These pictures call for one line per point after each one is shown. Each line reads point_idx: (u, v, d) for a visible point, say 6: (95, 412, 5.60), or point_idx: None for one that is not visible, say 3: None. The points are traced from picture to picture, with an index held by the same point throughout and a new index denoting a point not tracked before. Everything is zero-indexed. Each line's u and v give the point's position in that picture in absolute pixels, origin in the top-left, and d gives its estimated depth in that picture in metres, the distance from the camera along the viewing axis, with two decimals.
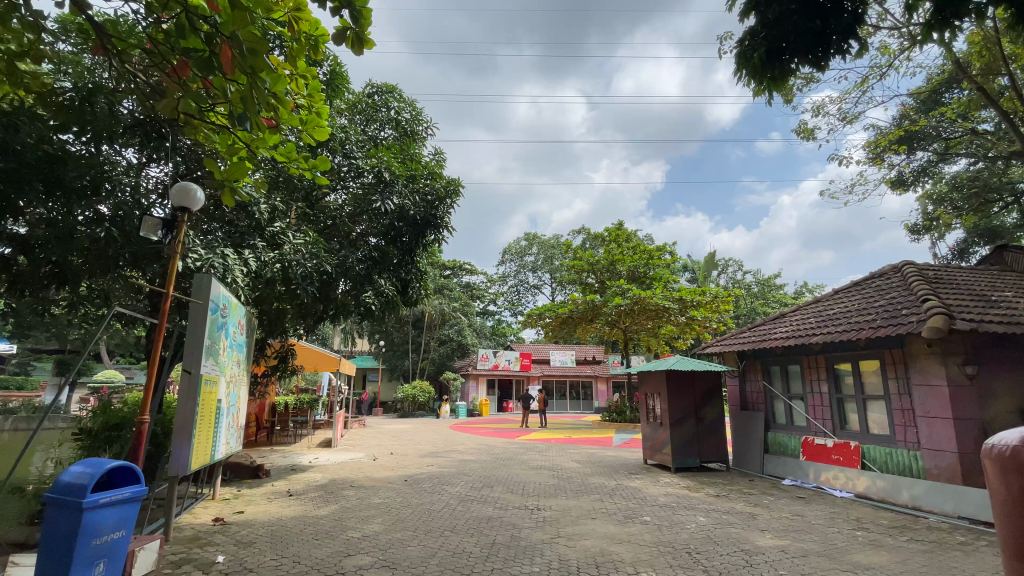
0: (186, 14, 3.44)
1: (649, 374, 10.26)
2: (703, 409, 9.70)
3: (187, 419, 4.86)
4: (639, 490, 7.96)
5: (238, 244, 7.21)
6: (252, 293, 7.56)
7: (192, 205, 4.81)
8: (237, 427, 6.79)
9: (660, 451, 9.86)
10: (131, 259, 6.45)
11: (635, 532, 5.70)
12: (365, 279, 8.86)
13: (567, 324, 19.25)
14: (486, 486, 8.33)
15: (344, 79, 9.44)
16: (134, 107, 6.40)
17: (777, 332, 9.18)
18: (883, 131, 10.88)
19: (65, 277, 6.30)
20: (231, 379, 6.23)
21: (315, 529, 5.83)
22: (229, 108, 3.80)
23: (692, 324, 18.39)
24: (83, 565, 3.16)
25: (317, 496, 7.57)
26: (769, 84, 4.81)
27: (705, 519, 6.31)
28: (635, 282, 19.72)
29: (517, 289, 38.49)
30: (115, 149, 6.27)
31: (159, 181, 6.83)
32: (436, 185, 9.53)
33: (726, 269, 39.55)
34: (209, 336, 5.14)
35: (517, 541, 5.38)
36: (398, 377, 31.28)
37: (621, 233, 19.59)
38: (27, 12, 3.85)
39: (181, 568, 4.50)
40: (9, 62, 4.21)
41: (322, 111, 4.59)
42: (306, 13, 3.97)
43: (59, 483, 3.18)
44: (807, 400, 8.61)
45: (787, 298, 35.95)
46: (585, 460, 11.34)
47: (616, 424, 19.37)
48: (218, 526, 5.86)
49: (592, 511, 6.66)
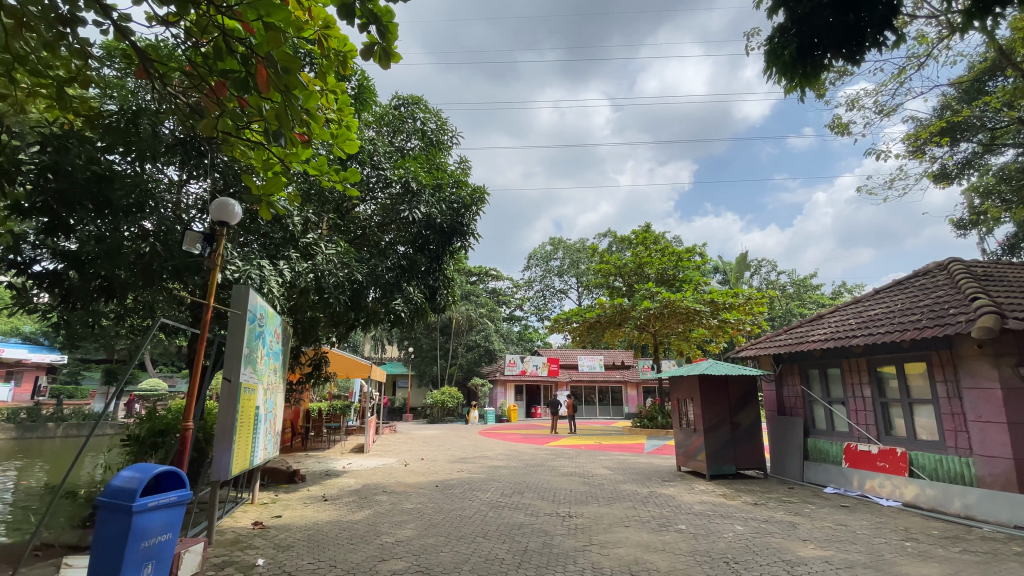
0: (223, 36, 3.61)
1: (681, 380, 10.10)
2: (738, 414, 9.44)
3: (228, 425, 5.03)
4: (674, 498, 7.79)
5: (273, 255, 7.38)
6: (287, 302, 7.83)
7: (230, 219, 4.99)
8: (274, 433, 7.00)
9: (694, 457, 9.65)
10: (174, 272, 6.71)
11: (670, 541, 5.58)
12: (394, 286, 9.05)
13: (595, 329, 19.10)
14: (517, 492, 8.32)
15: (371, 92, 9.68)
16: (176, 127, 6.65)
17: (815, 334, 8.89)
18: (922, 123, 10.45)
19: (113, 290, 6.60)
20: (268, 386, 6.42)
21: (350, 533, 5.94)
22: (264, 125, 3.94)
23: (725, 326, 18.02)
24: (134, 566, 3.30)
25: (351, 501, 7.70)
26: (801, 80, 4.72)
27: (743, 528, 6.14)
28: (664, 285, 19.42)
29: (543, 294, 38.41)
30: (157, 168, 6.63)
31: (198, 197, 7.14)
32: (461, 194, 9.70)
33: (758, 270, 38.71)
34: (247, 345, 5.31)
35: (550, 548, 5.35)
36: (426, 383, 31.66)
37: (649, 235, 19.35)
38: (75, 41, 4.08)
39: (223, 571, 4.65)
40: (59, 88, 4.46)
41: (352, 124, 4.69)
42: (335, 29, 4.12)
43: (111, 488, 3.33)
44: (849, 404, 8.29)
45: (823, 298, 34.76)
46: (616, 466, 11.19)
47: (647, 430, 19.05)
48: (258, 530, 6.05)
49: (626, 519, 6.56)
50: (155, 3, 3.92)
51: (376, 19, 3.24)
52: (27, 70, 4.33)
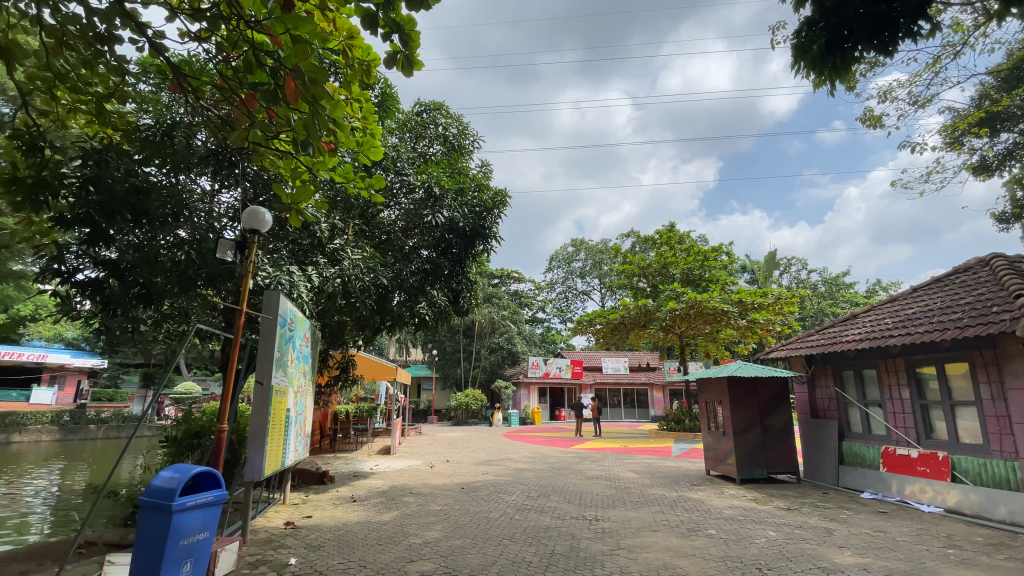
0: (253, 50, 3.72)
1: (710, 382, 9.92)
2: (769, 417, 9.20)
3: (260, 427, 5.16)
4: (703, 502, 7.65)
5: (302, 261, 7.55)
6: (315, 306, 7.99)
7: (261, 227, 5.13)
8: (304, 435, 7.16)
9: (724, 461, 9.45)
10: (208, 278, 6.91)
11: (699, 546, 5.49)
12: (418, 290, 9.21)
13: (619, 331, 18.91)
14: (542, 495, 8.30)
15: (394, 99, 9.81)
16: (208, 138, 6.89)
17: (849, 334, 8.62)
18: (959, 114, 10.02)
19: (151, 296, 6.86)
20: (299, 389, 6.58)
21: (379, 533, 6.03)
22: (293, 134, 4.03)
23: (753, 327, 17.64)
24: (173, 565, 3.41)
25: (379, 502, 7.82)
26: (831, 74, 4.60)
27: (776, 533, 5.99)
28: (689, 285, 19.17)
29: (565, 296, 38.24)
30: (191, 178, 6.84)
31: (230, 206, 7.34)
32: (483, 197, 9.79)
33: (788, 268, 37.79)
34: (278, 349, 5.44)
35: (577, 552, 5.32)
36: (450, 386, 31.95)
37: (673, 234, 19.06)
38: (112, 59, 4.28)
39: (258, 569, 4.78)
40: (98, 104, 4.67)
41: (376, 132, 4.76)
42: (359, 39, 4.22)
43: (152, 487, 3.46)
44: (886, 407, 8.00)
45: (858, 296, 33.66)
46: (643, 470, 11.05)
47: (674, 433, 18.78)
48: (290, 529, 6.20)
49: (654, 523, 6.47)
50: (188, 20, 4.08)
51: (397, 28, 3.26)
52: (69, 88, 4.52)
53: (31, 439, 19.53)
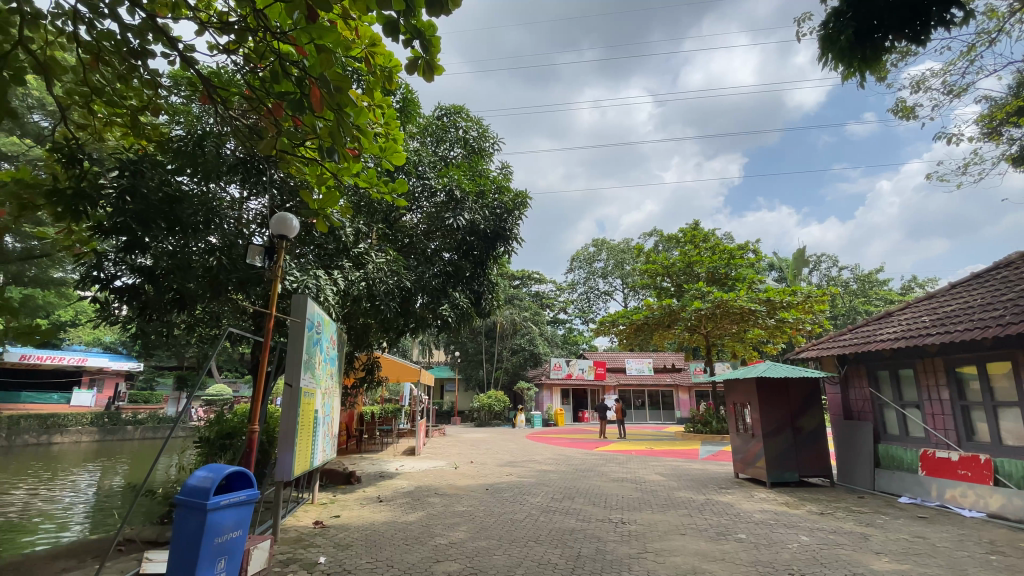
0: (279, 61, 3.80)
1: (737, 383, 9.71)
2: (799, 419, 8.97)
3: (290, 428, 5.28)
4: (732, 506, 7.49)
5: (328, 265, 7.69)
6: (341, 310, 8.13)
7: (289, 232, 5.25)
8: (331, 436, 7.29)
9: (753, 464, 9.25)
10: (238, 283, 7.14)
11: (729, 550, 5.37)
12: (440, 292, 9.34)
13: (642, 332, 18.67)
14: (567, 497, 8.25)
15: (415, 104, 9.93)
16: (237, 147, 7.10)
17: (883, 332, 8.33)
18: (997, 103, 9.59)
19: (185, 302, 7.10)
20: (326, 390, 6.72)
21: (405, 534, 6.09)
22: (319, 143, 4.12)
23: (782, 326, 17.21)
24: (208, 563, 3.52)
25: (404, 502, 7.90)
26: (861, 66, 4.46)
27: (809, 538, 5.82)
28: (715, 284, 18.83)
29: (587, 297, 38.00)
30: (221, 187, 7.09)
31: (258, 212, 7.57)
32: (504, 199, 9.80)
33: (818, 265, 36.80)
34: (306, 352, 5.56)
35: (603, 554, 5.28)
36: (473, 387, 32.14)
37: (697, 233, 18.74)
38: (145, 73, 4.46)
39: (289, 568, 4.88)
40: (133, 116, 4.87)
41: (398, 137, 4.81)
42: (380, 46, 4.27)
43: (188, 486, 3.58)
44: (924, 408, 7.73)
45: (893, 293, 32.50)
46: (669, 473, 10.89)
47: (701, 435, 18.45)
48: (318, 528, 6.32)
49: (681, 526, 6.37)
50: (216, 33, 4.20)
51: (419, 34, 3.28)
52: (104, 102, 4.70)
53: (72, 440, 20.39)
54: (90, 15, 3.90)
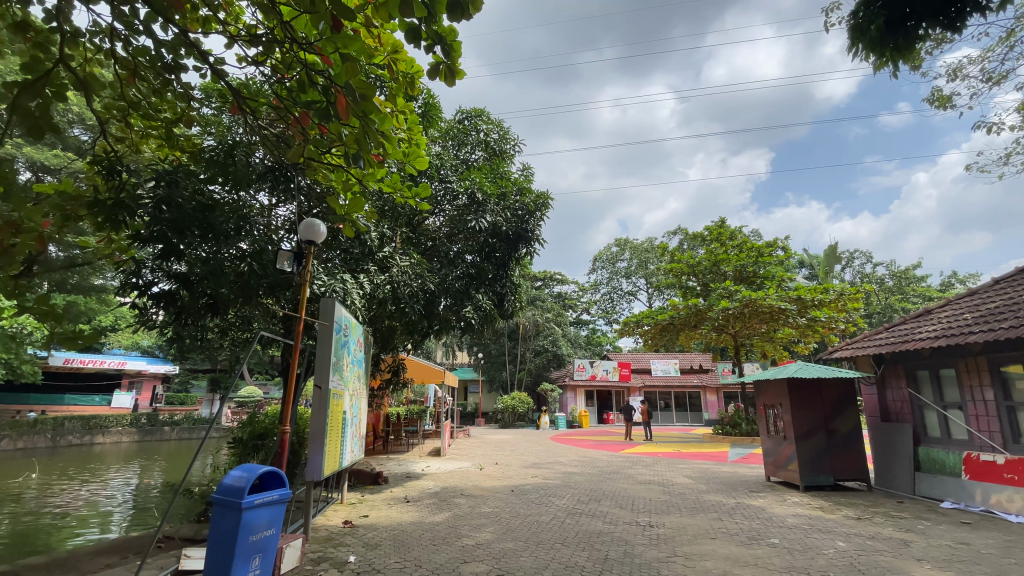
0: (306, 71, 3.89)
1: (767, 384, 9.49)
2: (834, 421, 8.70)
3: (320, 429, 5.39)
4: (764, 510, 7.31)
5: (354, 269, 7.84)
6: (367, 313, 8.26)
7: (317, 238, 5.36)
8: (359, 436, 7.42)
9: (785, 467, 9.01)
10: (269, 288, 7.34)
11: (762, 555, 5.25)
12: (463, 294, 9.43)
13: (668, 332, 18.41)
14: (594, 499, 8.19)
15: (437, 109, 10.01)
16: (265, 156, 7.31)
17: (921, 331, 8.02)
18: None
19: (217, 306, 7.32)
20: (354, 392, 6.84)
21: (432, 534, 6.14)
22: (344, 149, 4.20)
23: (814, 325, 16.73)
24: (243, 560, 3.62)
25: (431, 503, 7.97)
26: (893, 55, 4.29)
27: (846, 544, 5.64)
28: (743, 283, 18.43)
29: (611, 297, 37.68)
30: (251, 194, 7.31)
31: (286, 218, 7.76)
32: (525, 200, 9.82)
33: (851, 262, 35.68)
34: (334, 354, 5.68)
35: (631, 558, 5.23)
36: (497, 388, 32.24)
37: (723, 231, 18.37)
38: (178, 87, 4.64)
39: (320, 566, 4.99)
40: (168, 128, 5.06)
41: (421, 142, 4.86)
42: (402, 53, 4.36)
43: (223, 486, 3.69)
44: (967, 409, 7.41)
45: (931, 290, 31.26)
46: (697, 475, 10.71)
47: (730, 437, 18.08)
48: (348, 528, 6.43)
49: (711, 530, 6.25)
50: (245, 46, 4.33)
51: (440, 40, 3.29)
52: (141, 115, 4.89)
53: (113, 440, 21.31)
54: (127, 32, 4.07)
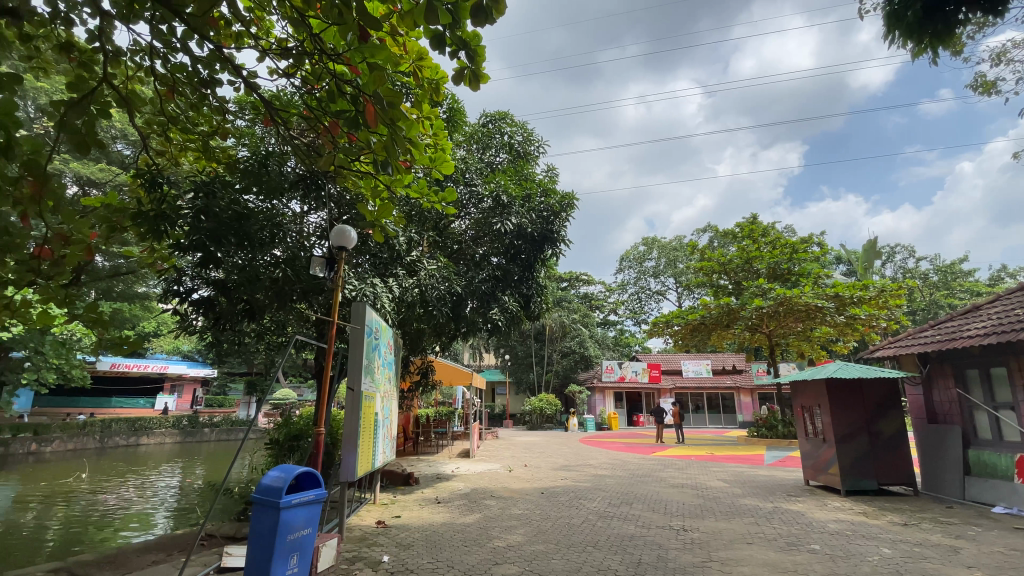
0: (335, 81, 3.97)
1: (805, 384, 9.18)
2: (876, 423, 8.36)
3: (353, 430, 5.49)
4: (803, 515, 7.08)
5: (383, 273, 7.99)
6: (397, 316, 8.37)
7: (348, 243, 5.48)
8: (390, 438, 7.53)
9: (825, 470, 8.71)
10: (302, 293, 7.53)
11: (802, 561, 5.09)
12: (490, 296, 9.48)
13: (699, 332, 18.06)
14: (625, 502, 8.10)
15: (461, 113, 10.08)
16: (296, 165, 7.52)
17: (970, 328, 7.62)
18: None
19: (254, 312, 7.55)
20: (385, 394, 6.96)
21: (464, 535, 6.18)
22: (373, 157, 4.27)
23: (854, 323, 16.10)
24: (282, 558, 3.73)
25: (462, 504, 8.04)
26: (932, 42, 3.95)
27: (891, 551, 5.41)
28: (777, 280, 17.91)
29: (639, 297, 37.20)
30: (284, 203, 7.53)
31: (317, 225, 7.95)
32: (550, 202, 9.79)
33: (892, 257, 34.27)
34: (366, 357, 5.79)
35: (665, 562, 5.14)
36: (524, 390, 32.28)
37: (755, 227, 17.91)
38: (215, 101, 4.82)
39: (355, 565, 5.09)
40: (204, 141, 5.25)
41: (447, 147, 4.92)
42: (427, 60, 4.42)
43: (262, 486, 3.81)
44: (1019, 410, 7.00)
45: (980, 285, 29.71)
46: (732, 479, 10.45)
47: (766, 440, 17.57)
48: (381, 528, 6.55)
49: (748, 535, 6.09)
50: (276, 59, 4.46)
51: (464, 45, 3.33)
52: (180, 129, 5.09)
53: (156, 441, 22.29)
54: (165, 49, 4.25)
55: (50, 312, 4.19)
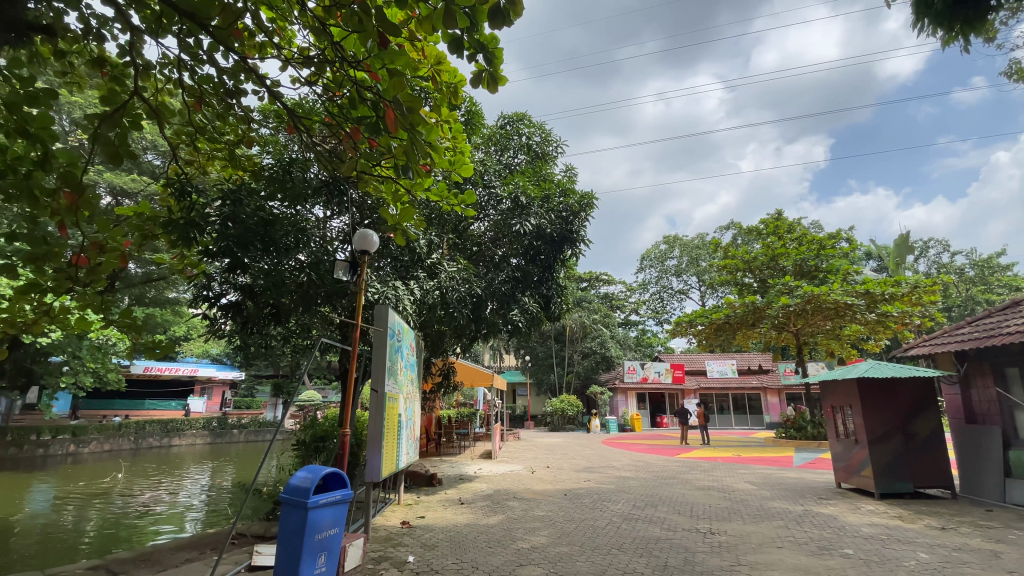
0: (356, 88, 4.02)
1: (834, 384, 8.93)
2: (911, 423, 8.08)
3: (377, 431, 5.55)
4: (835, 518, 6.88)
5: (404, 276, 8.06)
6: (418, 318, 8.44)
7: (370, 247, 5.55)
8: (414, 438, 7.59)
9: (858, 473, 8.44)
10: (326, 296, 7.67)
11: (835, 566, 4.95)
12: (510, 297, 9.50)
13: (723, 331, 17.75)
14: (650, 505, 8.00)
15: (479, 115, 10.13)
16: (319, 171, 7.66)
17: (1010, 324, 7.29)
18: None
19: (279, 315, 7.70)
20: (408, 395, 7.03)
21: (487, 536, 6.20)
22: (394, 162, 4.31)
23: (885, 321, 15.60)
24: (310, 557, 3.80)
25: (485, 505, 8.06)
26: (962, 29, 3.71)
27: (929, 556, 5.21)
28: (804, 278, 17.50)
29: (660, 296, 36.75)
30: (308, 208, 7.67)
31: (340, 230, 8.08)
32: (570, 202, 9.76)
33: (924, 251, 33.14)
34: (389, 358, 5.87)
35: (692, 566, 5.06)
36: (546, 391, 32.22)
37: (781, 224, 17.50)
38: (240, 110, 4.93)
39: (382, 565, 5.16)
40: (231, 149, 5.38)
41: (465, 150, 4.94)
42: (445, 64, 4.44)
43: (290, 486, 3.89)
44: None
45: (1020, 279, 28.48)
46: (760, 481, 10.22)
47: (794, 441, 17.15)
48: (406, 528, 6.62)
49: (777, 539, 5.95)
50: (298, 67, 4.53)
51: (482, 49, 3.29)
52: (207, 139, 5.22)
53: (188, 442, 22.97)
54: (193, 62, 4.38)
55: (87, 318, 4.35)
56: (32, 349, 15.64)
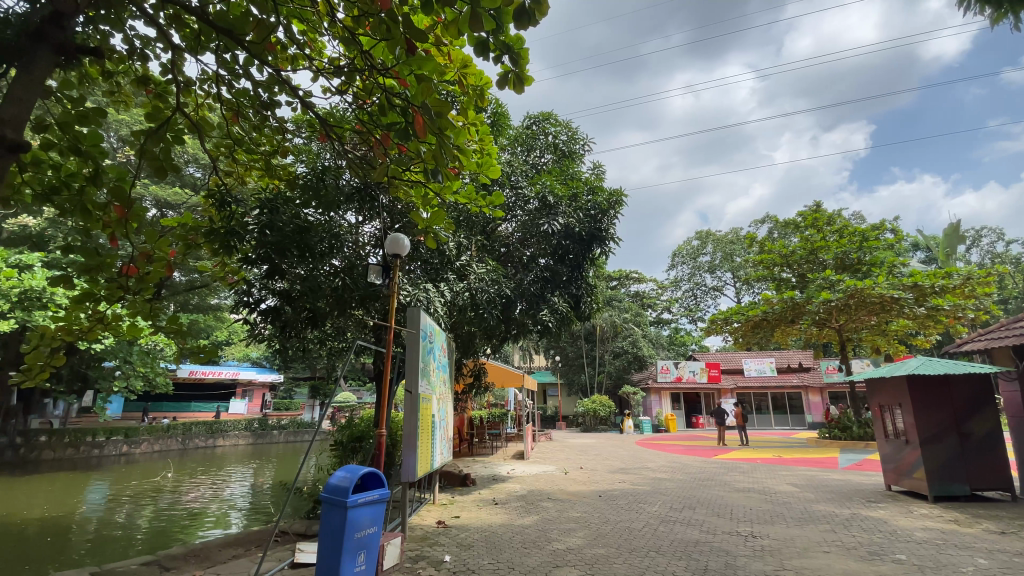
0: (385, 94, 4.09)
1: (881, 382, 8.51)
2: (966, 422, 7.63)
3: (412, 431, 5.63)
4: (886, 522, 6.57)
5: (434, 278, 8.15)
6: (449, 319, 8.52)
7: (401, 251, 5.61)
8: (447, 439, 7.66)
9: (909, 475, 8.05)
10: (360, 300, 7.82)
11: (886, 572, 4.74)
12: (539, 297, 9.52)
13: (761, 328, 17.24)
14: (687, 507, 7.83)
15: (505, 117, 10.16)
16: (351, 178, 7.83)
17: None
18: None
19: (316, 319, 7.89)
20: (440, 396, 7.12)
21: (522, 537, 6.21)
22: (424, 166, 4.36)
23: (936, 315, 14.82)
24: (350, 554, 3.89)
25: (519, 505, 8.07)
26: (1011, 7, 3.44)
27: (989, 562, 4.92)
28: (846, 271, 16.83)
29: (693, 294, 35.99)
30: (340, 215, 7.85)
31: (372, 234, 8.24)
32: (598, 199, 9.71)
33: (977, 240, 31.36)
34: (422, 359, 5.95)
35: (733, 570, 4.93)
36: (577, 391, 32.00)
37: (820, 215, 16.79)
38: (275, 121, 5.08)
39: (419, 564, 5.23)
40: (267, 160, 5.54)
41: (493, 151, 4.96)
42: (472, 67, 4.46)
43: (330, 485, 3.99)
44: None
45: None
46: (803, 483, 9.86)
47: (838, 441, 16.52)
48: (441, 528, 6.69)
49: (823, 543, 5.73)
50: (330, 77, 4.64)
51: (507, 48, 3.31)
52: (244, 150, 5.40)
53: (231, 442, 23.91)
54: (230, 76, 4.54)
55: (138, 325, 4.55)
56: (87, 355, 16.51)
